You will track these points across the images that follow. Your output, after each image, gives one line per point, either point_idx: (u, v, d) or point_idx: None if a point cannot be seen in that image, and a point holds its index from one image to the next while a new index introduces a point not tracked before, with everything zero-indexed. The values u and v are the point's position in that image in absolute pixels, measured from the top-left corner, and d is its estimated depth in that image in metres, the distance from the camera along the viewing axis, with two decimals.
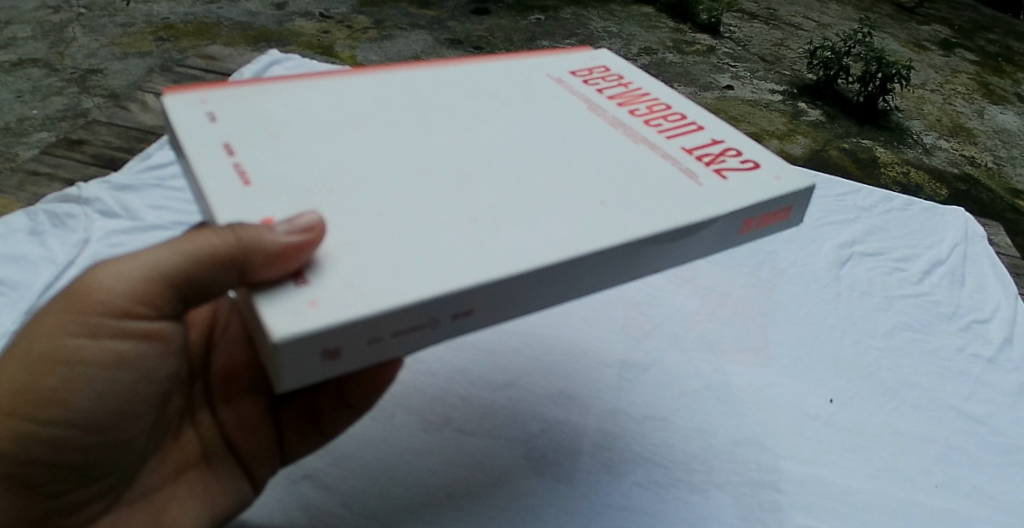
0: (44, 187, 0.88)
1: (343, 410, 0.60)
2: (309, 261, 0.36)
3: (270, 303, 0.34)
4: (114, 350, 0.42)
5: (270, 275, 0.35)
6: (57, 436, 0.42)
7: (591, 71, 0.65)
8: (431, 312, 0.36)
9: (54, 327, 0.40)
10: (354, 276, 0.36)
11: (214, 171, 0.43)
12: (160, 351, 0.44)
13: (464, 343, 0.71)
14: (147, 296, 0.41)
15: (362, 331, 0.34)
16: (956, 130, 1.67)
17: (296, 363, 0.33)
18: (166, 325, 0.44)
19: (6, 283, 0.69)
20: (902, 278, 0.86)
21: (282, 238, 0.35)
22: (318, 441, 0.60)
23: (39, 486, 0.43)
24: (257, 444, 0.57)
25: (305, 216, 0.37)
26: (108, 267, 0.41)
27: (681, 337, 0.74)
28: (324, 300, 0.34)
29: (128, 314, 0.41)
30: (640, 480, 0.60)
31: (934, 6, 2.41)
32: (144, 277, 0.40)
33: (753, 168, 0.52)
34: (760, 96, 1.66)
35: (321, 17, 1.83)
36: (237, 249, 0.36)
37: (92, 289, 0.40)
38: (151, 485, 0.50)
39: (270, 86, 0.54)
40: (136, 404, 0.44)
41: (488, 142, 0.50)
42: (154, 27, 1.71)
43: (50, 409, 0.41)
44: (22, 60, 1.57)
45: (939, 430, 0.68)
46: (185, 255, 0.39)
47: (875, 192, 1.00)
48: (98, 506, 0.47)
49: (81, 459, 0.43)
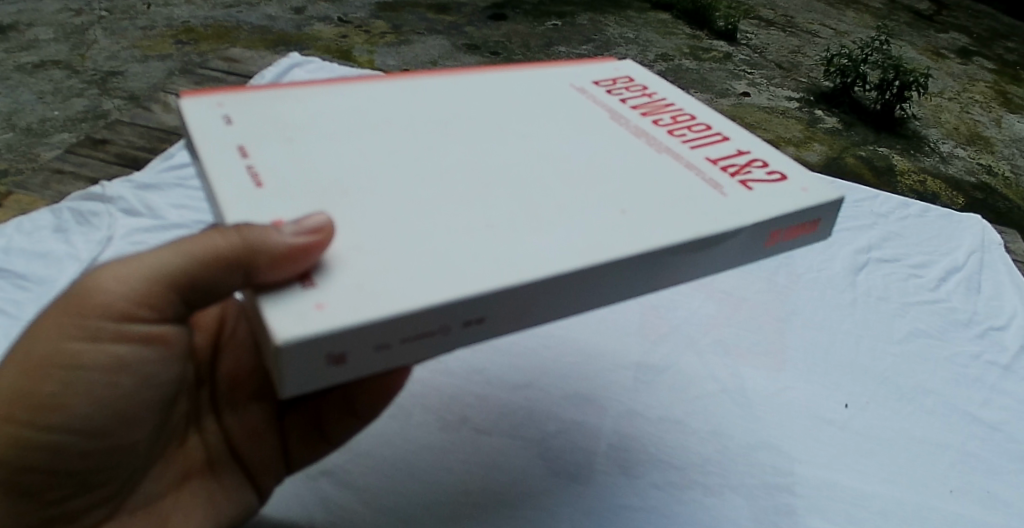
0: (68, 185, 0.90)
1: (348, 418, 0.60)
2: (315, 264, 0.37)
3: (275, 307, 0.34)
4: (114, 354, 0.42)
5: (274, 278, 0.36)
6: (57, 442, 0.42)
7: (614, 81, 0.65)
8: (442, 318, 0.36)
9: (54, 330, 0.41)
10: (364, 280, 0.36)
11: (227, 173, 0.44)
12: (162, 355, 0.45)
13: (480, 344, 0.72)
14: (148, 300, 0.41)
15: (368, 336, 0.35)
16: (973, 138, 1.66)
17: (300, 368, 0.34)
18: (168, 328, 0.44)
19: (32, 279, 0.70)
20: (918, 285, 0.85)
21: (289, 239, 0.36)
22: (324, 449, 0.60)
23: (37, 493, 0.44)
24: (262, 451, 0.57)
25: (313, 218, 0.38)
26: (108, 269, 0.41)
27: (697, 340, 0.74)
28: (330, 303, 0.35)
29: (129, 318, 0.41)
30: (655, 481, 0.60)
31: (952, 15, 2.39)
32: (145, 280, 0.41)
33: (780, 180, 0.52)
34: (776, 103, 1.66)
35: (339, 21, 1.85)
36: (242, 250, 0.37)
37: (92, 292, 0.41)
38: (154, 492, 0.50)
39: (293, 92, 0.55)
40: (137, 410, 0.45)
41: (506, 150, 0.51)
42: (175, 31, 1.74)
43: (50, 413, 0.41)
44: (45, 62, 1.60)
45: (955, 436, 0.68)
46: (191, 256, 0.40)
47: (892, 198, 1.00)
48: (98, 512, 0.47)
49: (80, 465, 0.44)
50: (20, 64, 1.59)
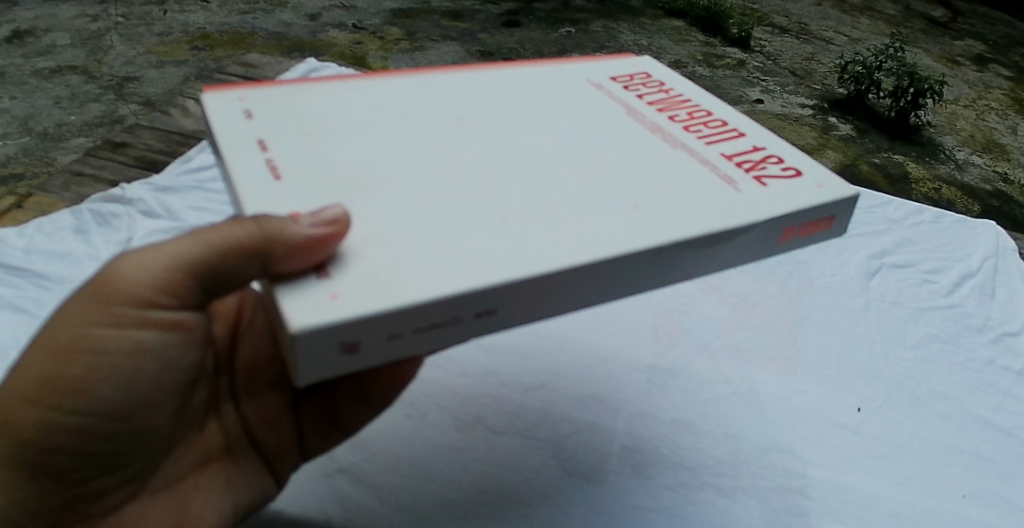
0: (88, 187, 0.91)
1: (361, 407, 0.61)
2: (331, 254, 0.37)
3: (291, 296, 0.35)
4: (137, 340, 0.43)
5: (293, 267, 0.36)
6: (80, 424, 0.43)
7: (631, 77, 0.66)
8: (453, 310, 0.37)
9: (78, 317, 0.42)
10: (378, 271, 0.37)
11: (248, 166, 0.44)
12: (182, 341, 0.45)
13: (494, 345, 0.72)
14: (169, 287, 0.42)
15: (381, 326, 0.35)
16: (989, 146, 1.65)
17: (313, 355, 0.34)
18: (188, 316, 0.45)
19: (53, 278, 0.72)
20: (932, 290, 0.85)
21: (306, 230, 0.36)
22: (336, 437, 0.61)
23: (61, 473, 0.44)
24: (277, 438, 0.58)
25: (330, 209, 0.38)
26: (130, 257, 0.42)
27: (710, 344, 0.74)
28: (343, 294, 0.35)
29: (150, 304, 0.42)
30: (668, 482, 0.60)
31: (968, 22, 2.38)
32: (167, 267, 0.41)
33: (795, 176, 0.52)
34: (791, 110, 1.66)
35: (354, 28, 1.86)
36: (261, 239, 0.37)
37: (115, 280, 0.41)
38: (173, 476, 0.51)
39: (311, 87, 0.56)
40: (158, 393, 0.45)
41: (522, 145, 0.51)
42: (191, 37, 1.76)
43: (73, 397, 0.42)
44: (61, 67, 1.63)
45: (968, 441, 0.67)
46: (210, 246, 0.40)
47: (906, 205, 0.99)
48: (120, 493, 0.48)
49: (104, 446, 0.44)
50: (38, 69, 1.62)
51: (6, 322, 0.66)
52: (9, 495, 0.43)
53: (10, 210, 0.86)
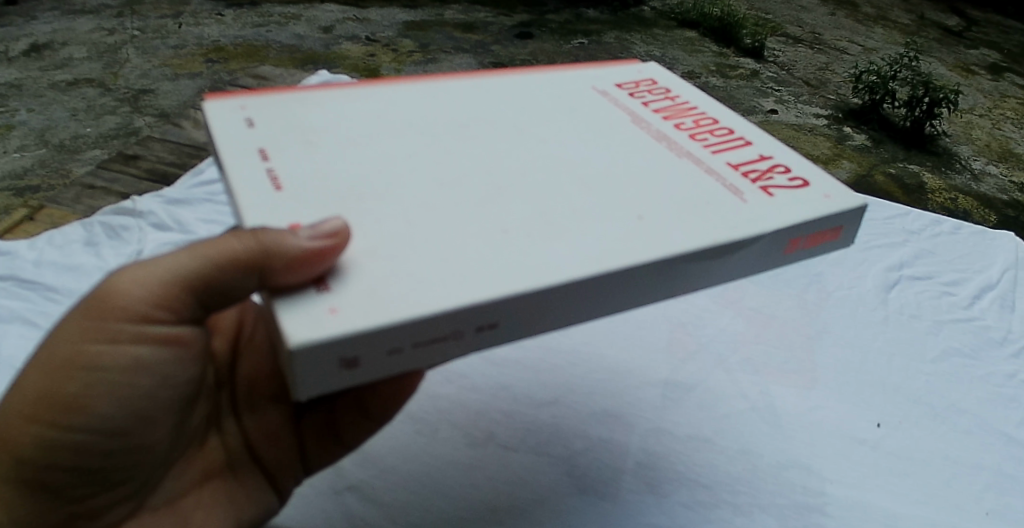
0: (99, 200, 0.92)
1: (364, 421, 0.60)
2: (330, 268, 0.37)
3: (289, 311, 0.35)
4: (135, 356, 0.43)
5: (291, 281, 0.36)
6: (79, 441, 0.43)
7: (637, 84, 0.66)
8: (454, 324, 0.37)
9: (74, 334, 0.42)
10: (378, 284, 0.37)
11: (247, 176, 0.44)
12: (181, 355, 0.45)
13: (506, 359, 0.72)
14: (166, 301, 0.42)
15: (381, 341, 0.35)
16: (1005, 155, 1.63)
17: (312, 371, 0.34)
18: (186, 330, 0.44)
19: (65, 291, 0.72)
20: (951, 303, 0.84)
21: (305, 242, 0.36)
22: (339, 451, 0.60)
23: (59, 491, 0.45)
24: (279, 452, 0.57)
25: (330, 222, 0.38)
26: (127, 272, 0.42)
27: (726, 359, 0.73)
28: (343, 308, 0.35)
29: (146, 319, 0.42)
30: (683, 499, 0.59)
31: (983, 30, 2.36)
32: (162, 281, 0.41)
33: (802, 186, 0.51)
34: (805, 120, 1.65)
35: (367, 40, 1.88)
36: (259, 254, 0.37)
37: (111, 295, 0.41)
38: (174, 491, 0.51)
39: (314, 95, 0.56)
40: (157, 409, 0.45)
41: (524, 154, 0.51)
42: (205, 49, 1.78)
43: (70, 415, 0.42)
44: (77, 79, 1.65)
45: (990, 457, 0.66)
46: (208, 260, 0.40)
47: (924, 215, 0.98)
48: (121, 510, 0.48)
49: (101, 464, 0.44)
50: (55, 82, 1.64)
51: (16, 336, 0.67)
52: (9, 512, 0.44)
53: (22, 222, 0.87)
